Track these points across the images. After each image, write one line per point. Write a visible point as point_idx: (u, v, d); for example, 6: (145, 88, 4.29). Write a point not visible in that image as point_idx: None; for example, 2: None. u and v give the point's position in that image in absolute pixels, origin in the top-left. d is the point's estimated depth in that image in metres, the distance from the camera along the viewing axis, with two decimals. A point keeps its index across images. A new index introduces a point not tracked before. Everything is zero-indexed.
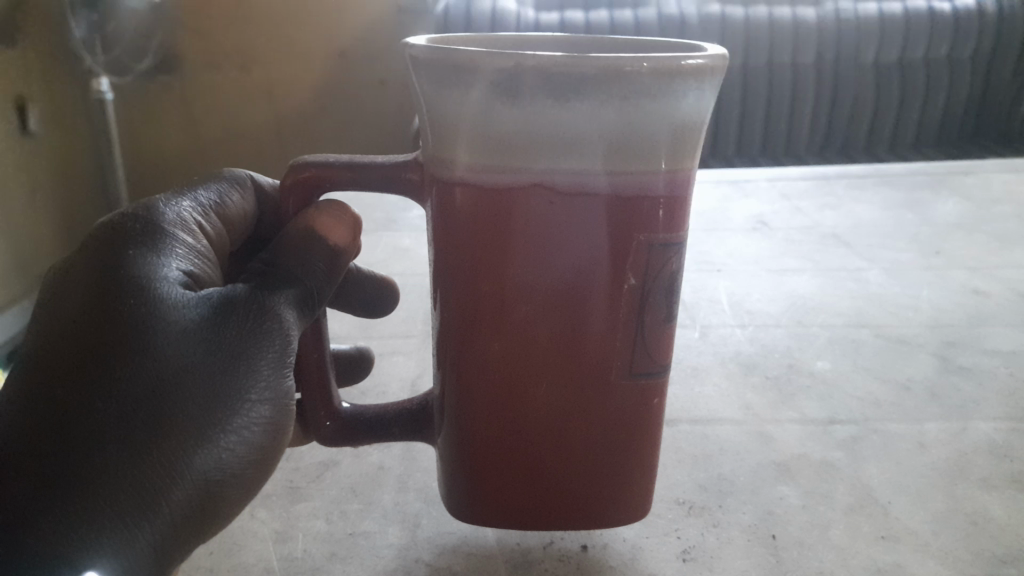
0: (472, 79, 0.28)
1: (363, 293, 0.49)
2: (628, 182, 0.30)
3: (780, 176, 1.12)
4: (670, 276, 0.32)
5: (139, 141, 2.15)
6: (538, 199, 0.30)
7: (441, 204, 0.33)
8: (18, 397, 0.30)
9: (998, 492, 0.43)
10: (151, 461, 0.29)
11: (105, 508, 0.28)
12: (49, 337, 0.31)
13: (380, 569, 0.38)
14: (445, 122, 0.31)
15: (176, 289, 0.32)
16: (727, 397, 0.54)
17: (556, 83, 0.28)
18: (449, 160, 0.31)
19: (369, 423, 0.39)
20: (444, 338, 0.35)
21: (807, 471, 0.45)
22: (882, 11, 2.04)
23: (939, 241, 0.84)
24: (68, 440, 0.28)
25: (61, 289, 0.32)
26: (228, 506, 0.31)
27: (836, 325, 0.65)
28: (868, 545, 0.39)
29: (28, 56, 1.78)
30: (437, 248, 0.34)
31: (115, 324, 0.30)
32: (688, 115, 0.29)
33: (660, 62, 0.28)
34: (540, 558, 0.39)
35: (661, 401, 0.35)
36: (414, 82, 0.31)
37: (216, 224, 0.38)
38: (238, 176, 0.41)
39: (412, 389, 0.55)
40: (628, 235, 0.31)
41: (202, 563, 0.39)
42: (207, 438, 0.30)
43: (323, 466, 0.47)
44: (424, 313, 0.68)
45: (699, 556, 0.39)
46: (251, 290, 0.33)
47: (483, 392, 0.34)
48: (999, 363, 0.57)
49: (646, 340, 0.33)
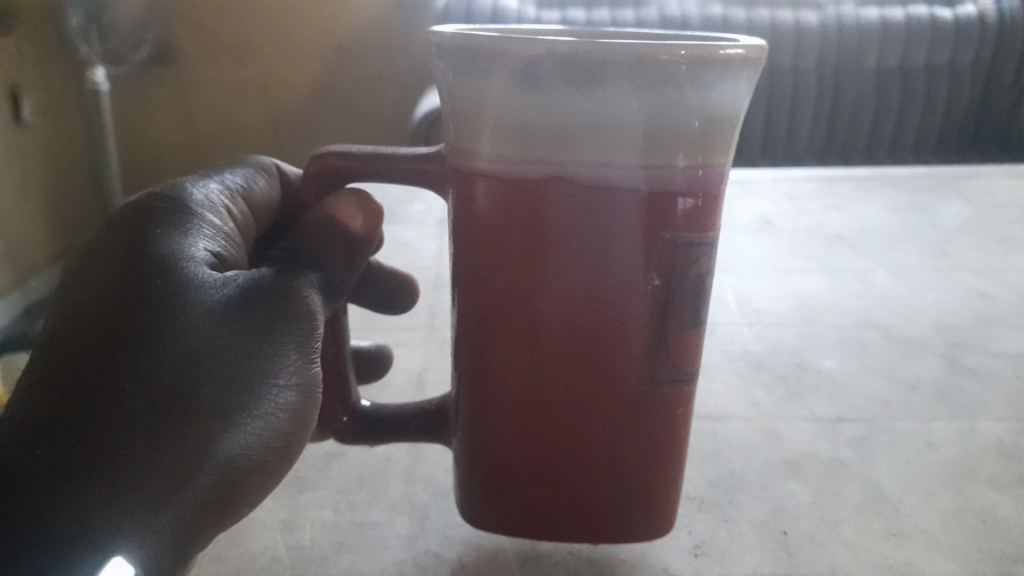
0: (497, 66, 0.28)
1: (379, 288, 0.48)
2: (657, 177, 0.30)
3: (786, 177, 1.12)
4: (699, 277, 0.32)
5: (137, 132, 2.14)
6: (563, 191, 0.30)
7: (462, 198, 0.33)
8: (39, 374, 0.29)
9: (1006, 492, 0.43)
10: (178, 445, 0.28)
11: (129, 494, 0.27)
12: (73, 314, 0.30)
13: (389, 560, 0.38)
14: (469, 113, 0.30)
15: (203, 271, 0.32)
16: (735, 394, 0.54)
17: (578, 70, 0.28)
18: (470, 150, 0.31)
19: (385, 421, 0.39)
20: (464, 334, 0.35)
21: (817, 469, 0.45)
22: (884, 17, 2.07)
23: (945, 244, 0.84)
24: (90, 423, 0.28)
25: (86, 267, 0.32)
26: (251, 495, 0.31)
27: (844, 325, 0.65)
28: (880, 542, 0.39)
29: (26, 44, 1.77)
30: (456, 244, 0.34)
31: (143, 306, 0.30)
32: (721, 106, 0.29)
33: (694, 51, 0.28)
34: (551, 551, 0.39)
35: (686, 408, 0.34)
36: (436, 72, 0.31)
37: (243, 208, 0.37)
38: (264, 164, 0.40)
39: (419, 382, 0.54)
40: (655, 232, 0.31)
41: (210, 549, 0.39)
42: (230, 424, 0.29)
43: (330, 457, 0.46)
44: (430, 307, 0.68)
45: (710, 550, 0.39)
46: (278, 274, 0.33)
47: (502, 387, 0.34)
48: (1005, 364, 0.58)
49: (672, 344, 0.33)
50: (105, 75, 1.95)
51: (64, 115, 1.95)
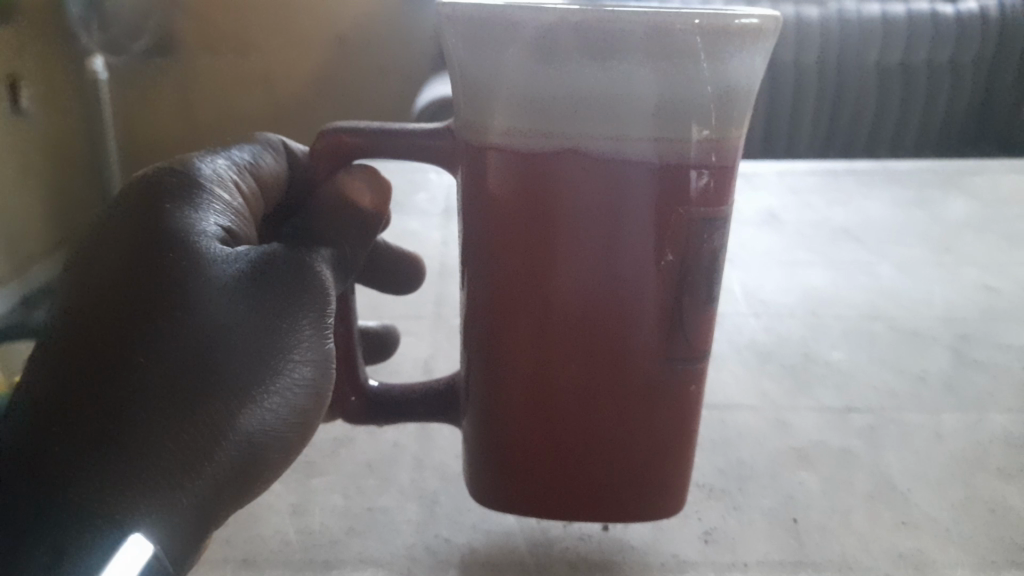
0: (511, 37, 0.28)
1: (389, 273, 0.48)
2: (671, 152, 0.30)
3: (790, 172, 1.12)
4: (712, 254, 0.32)
5: (137, 122, 2.14)
6: (576, 165, 0.30)
7: (473, 175, 0.32)
8: (51, 351, 0.29)
9: (1015, 482, 0.44)
10: (195, 422, 0.28)
11: (148, 470, 0.27)
12: (84, 292, 0.30)
13: (400, 545, 0.38)
14: (481, 87, 0.30)
15: (214, 245, 0.32)
16: (743, 384, 0.54)
17: (594, 40, 0.28)
18: (483, 126, 0.31)
19: (394, 403, 0.39)
20: (474, 314, 0.34)
21: (826, 459, 0.45)
22: (886, 14, 2.08)
23: (949, 239, 0.84)
24: (105, 400, 0.28)
25: (96, 244, 0.32)
26: (268, 471, 0.31)
27: (850, 317, 0.65)
28: (890, 531, 0.39)
29: (25, 32, 1.77)
30: (467, 223, 0.34)
31: (155, 282, 0.30)
32: (737, 77, 0.29)
33: (710, 20, 0.27)
34: (561, 536, 0.39)
35: (698, 387, 0.34)
36: (447, 46, 0.30)
37: (252, 184, 0.37)
38: (271, 141, 0.40)
39: (426, 370, 0.54)
40: (669, 207, 0.31)
41: (219, 534, 0.39)
42: (248, 399, 0.30)
43: (338, 443, 0.46)
44: (436, 296, 0.67)
45: (721, 538, 0.39)
46: (289, 250, 0.33)
47: (513, 367, 0.34)
48: (1012, 357, 0.58)
49: (685, 323, 0.32)
50: (104, 64, 1.94)
51: (63, 105, 1.94)
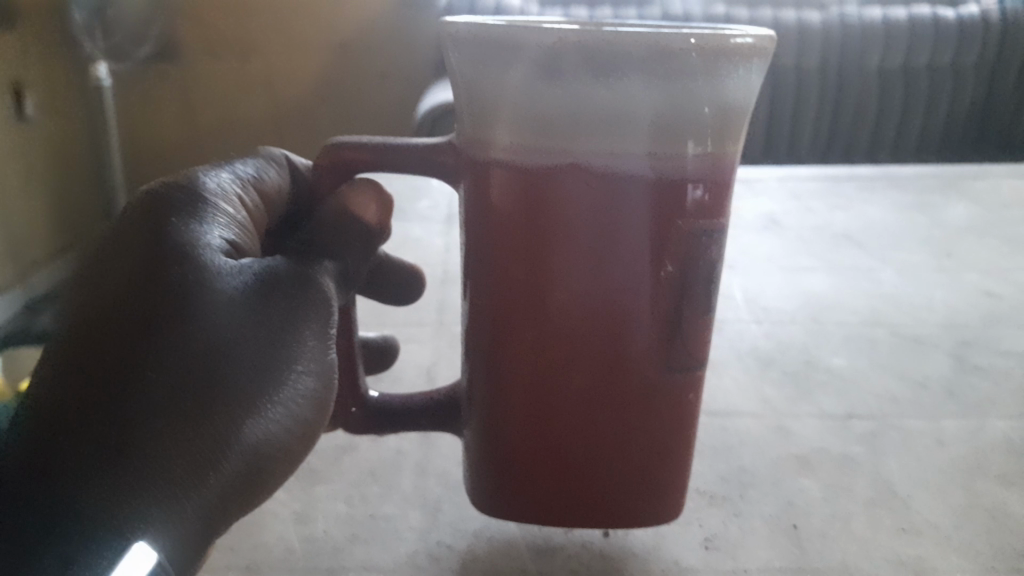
0: (512, 55, 0.29)
1: (391, 282, 0.48)
2: (670, 166, 0.30)
3: (791, 177, 1.13)
4: (710, 266, 0.32)
5: (140, 128, 2.14)
6: (575, 179, 0.30)
7: (475, 187, 0.33)
8: (57, 362, 0.29)
9: (1016, 488, 0.44)
10: (200, 432, 0.29)
11: (153, 481, 0.28)
12: (90, 303, 0.30)
13: (403, 553, 0.38)
14: (483, 103, 0.30)
15: (219, 258, 0.32)
16: (745, 390, 0.54)
17: (593, 58, 0.28)
18: (486, 140, 0.31)
19: (395, 413, 0.39)
20: (476, 324, 0.35)
21: (827, 466, 0.45)
22: (887, 18, 2.08)
23: (951, 244, 0.84)
24: (111, 410, 0.28)
25: (101, 256, 0.32)
26: (271, 481, 0.31)
27: (851, 323, 0.65)
28: (891, 538, 0.39)
29: (29, 39, 1.77)
30: (468, 235, 0.34)
31: (161, 294, 0.30)
32: (734, 94, 0.29)
33: (708, 40, 0.28)
34: (563, 543, 0.39)
35: (696, 397, 0.34)
36: (450, 62, 0.31)
37: (256, 198, 0.37)
38: (274, 155, 0.40)
39: (429, 377, 0.55)
40: (668, 221, 0.31)
41: (223, 541, 0.39)
42: (253, 410, 0.30)
43: (341, 450, 0.47)
44: (439, 303, 0.68)
45: (723, 544, 0.39)
46: (292, 262, 0.34)
47: (514, 377, 0.34)
48: (1013, 363, 0.58)
49: (683, 334, 0.33)
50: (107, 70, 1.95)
51: (67, 111, 1.95)
